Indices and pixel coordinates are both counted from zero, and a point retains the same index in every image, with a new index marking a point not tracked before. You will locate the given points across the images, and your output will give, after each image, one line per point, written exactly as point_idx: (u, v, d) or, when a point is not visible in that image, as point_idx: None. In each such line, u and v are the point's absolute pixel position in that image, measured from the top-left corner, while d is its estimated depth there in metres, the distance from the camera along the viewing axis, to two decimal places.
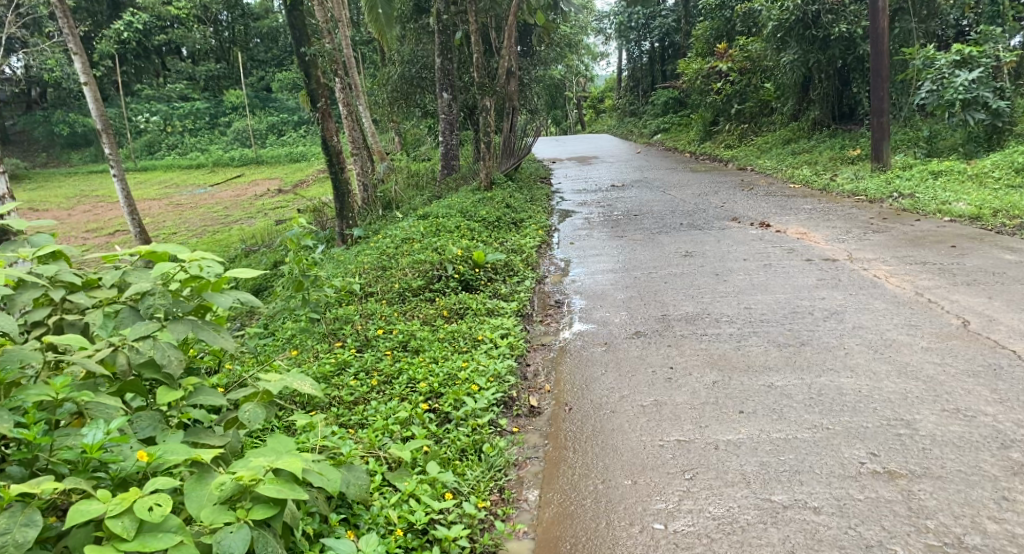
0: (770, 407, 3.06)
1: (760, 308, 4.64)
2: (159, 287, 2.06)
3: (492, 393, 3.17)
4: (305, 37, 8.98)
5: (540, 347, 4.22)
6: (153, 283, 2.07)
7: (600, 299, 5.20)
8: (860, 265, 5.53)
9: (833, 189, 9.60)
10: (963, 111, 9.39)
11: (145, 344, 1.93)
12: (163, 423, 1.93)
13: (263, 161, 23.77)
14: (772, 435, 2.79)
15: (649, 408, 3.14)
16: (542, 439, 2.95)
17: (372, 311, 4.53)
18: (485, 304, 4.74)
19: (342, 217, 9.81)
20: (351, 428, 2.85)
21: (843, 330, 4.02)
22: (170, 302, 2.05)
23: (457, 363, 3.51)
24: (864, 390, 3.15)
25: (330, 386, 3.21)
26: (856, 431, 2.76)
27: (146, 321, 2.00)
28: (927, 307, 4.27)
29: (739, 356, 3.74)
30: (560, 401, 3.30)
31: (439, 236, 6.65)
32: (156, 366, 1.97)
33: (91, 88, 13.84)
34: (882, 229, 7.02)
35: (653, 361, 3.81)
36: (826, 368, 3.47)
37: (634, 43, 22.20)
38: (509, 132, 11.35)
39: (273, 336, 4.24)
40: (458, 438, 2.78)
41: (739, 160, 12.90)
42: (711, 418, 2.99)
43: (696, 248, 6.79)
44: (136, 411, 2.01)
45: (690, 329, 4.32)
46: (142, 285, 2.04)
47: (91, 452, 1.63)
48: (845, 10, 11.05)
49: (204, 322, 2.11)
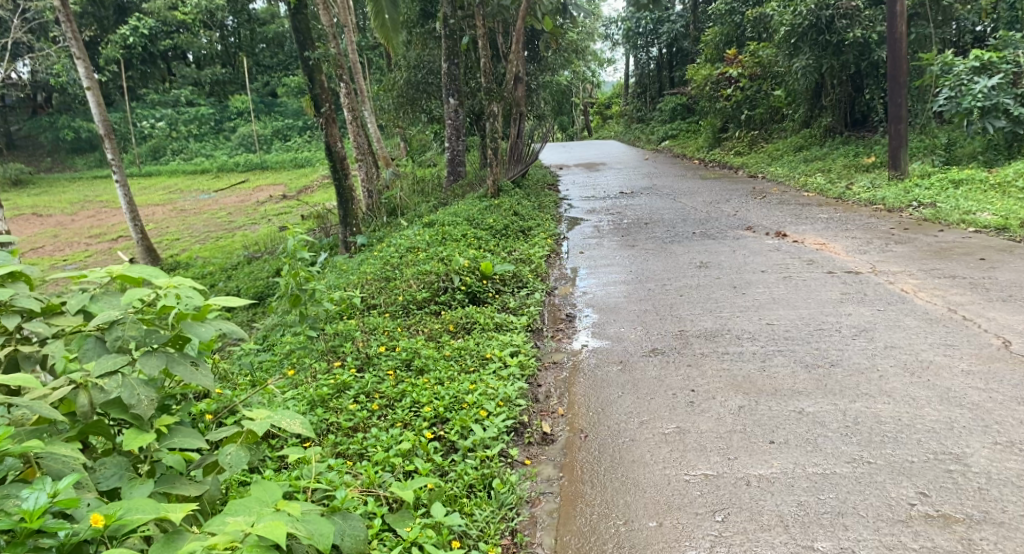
0: (803, 436, 2.84)
1: (783, 324, 4.41)
2: (131, 316, 1.89)
3: (501, 419, 2.95)
4: (309, 41, 8.80)
5: (552, 365, 3.98)
6: (124, 311, 1.90)
7: (613, 313, 4.98)
8: (885, 278, 5.30)
9: (849, 197, 9.36)
10: (981, 119, 9.12)
11: (113, 382, 1.79)
12: (130, 472, 1.77)
13: (267, 166, 23.65)
14: (809, 470, 2.57)
15: (671, 437, 2.92)
16: (557, 471, 2.73)
17: (374, 326, 4.31)
18: (493, 319, 4.52)
19: (346, 224, 9.63)
20: (350, 459, 2.64)
21: (875, 350, 3.79)
22: (142, 333, 1.87)
23: (463, 384, 3.29)
24: (905, 417, 2.92)
25: (328, 410, 2.99)
26: (902, 466, 2.54)
27: (113, 354, 1.84)
28: (962, 325, 4.04)
29: (764, 379, 3.52)
30: (575, 428, 3.09)
31: (444, 245, 6.44)
32: (123, 406, 1.81)
33: (95, 93, 13.71)
34: (904, 240, 6.78)
35: (673, 382, 3.58)
36: (861, 392, 3.24)
37: (641, 49, 22.00)
38: (516, 138, 11.16)
39: (270, 352, 4.02)
40: (466, 472, 2.57)
41: (750, 167, 12.67)
42: (739, 449, 2.78)
43: (711, 259, 6.56)
44: (98, 456, 1.84)
45: (710, 347, 4.10)
46: (111, 314, 1.87)
47: (30, 521, 1.37)
48: (859, 15, 10.81)
49: (180, 355, 1.94)
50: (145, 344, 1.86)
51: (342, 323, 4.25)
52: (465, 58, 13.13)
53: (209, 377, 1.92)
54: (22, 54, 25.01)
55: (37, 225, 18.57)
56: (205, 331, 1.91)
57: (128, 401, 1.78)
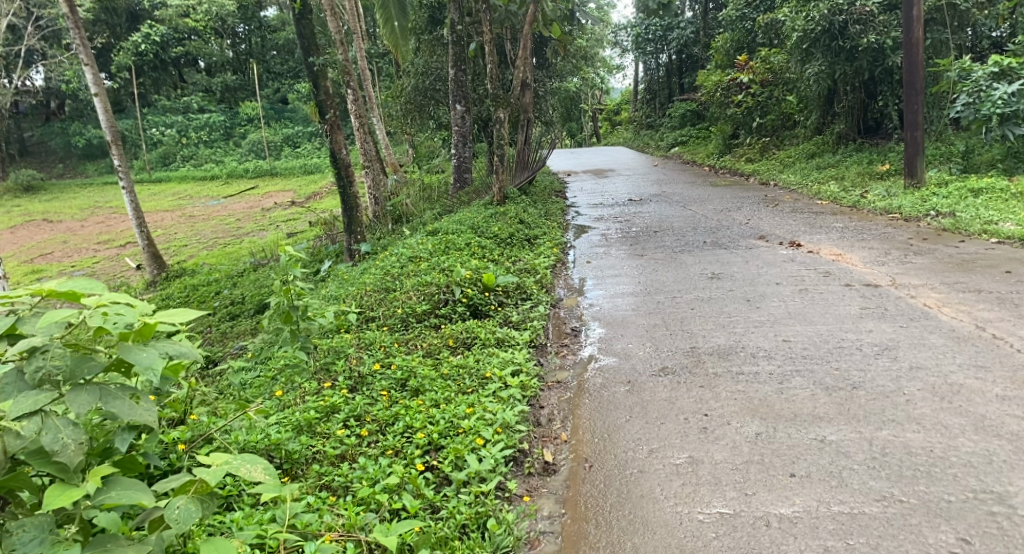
0: (826, 469, 2.63)
1: (799, 342, 4.19)
2: (55, 344, 1.76)
3: (499, 448, 2.75)
4: (315, 47, 8.64)
5: (555, 385, 3.76)
6: (49, 338, 1.77)
7: (621, 327, 4.77)
8: (906, 292, 5.08)
9: (864, 206, 9.12)
10: (1000, 126, 8.84)
11: (34, 424, 1.71)
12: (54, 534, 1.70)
13: (276, 172, 23.57)
14: (834, 509, 2.38)
15: (683, 468, 2.72)
16: (559, 506, 2.54)
17: (371, 342, 4.12)
18: (494, 333, 4.32)
19: (351, 231, 9.45)
20: (334, 493, 2.44)
21: (901, 370, 3.57)
22: (69, 364, 1.75)
23: (460, 407, 3.08)
24: (938, 449, 2.70)
25: (316, 436, 2.79)
26: (939, 506, 2.35)
27: (34, 389, 1.73)
28: (993, 343, 3.81)
29: (782, 402, 3.30)
30: (578, 457, 2.89)
31: (446, 255, 6.24)
32: (47, 453, 1.73)
33: (102, 100, 13.64)
34: (923, 251, 6.52)
35: (684, 405, 3.36)
36: (887, 417, 3.04)
37: (651, 56, 21.78)
38: (524, 145, 10.96)
39: (261, 370, 3.83)
40: (458, 509, 2.37)
41: (762, 174, 12.43)
42: (758, 484, 2.57)
43: (722, 270, 6.34)
44: (24, 511, 1.77)
45: (724, 366, 3.89)
46: (33, 341, 1.74)
47: None
48: (873, 20, 10.53)
49: (116, 388, 1.84)
50: (74, 376, 1.75)
51: (337, 338, 4.06)
52: (472, 64, 12.96)
53: (148, 413, 1.84)
54: (34, 60, 25.09)
55: (46, 232, 18.53)
56: (145, 357, 1.80)
57: (52, 447, 1.69)
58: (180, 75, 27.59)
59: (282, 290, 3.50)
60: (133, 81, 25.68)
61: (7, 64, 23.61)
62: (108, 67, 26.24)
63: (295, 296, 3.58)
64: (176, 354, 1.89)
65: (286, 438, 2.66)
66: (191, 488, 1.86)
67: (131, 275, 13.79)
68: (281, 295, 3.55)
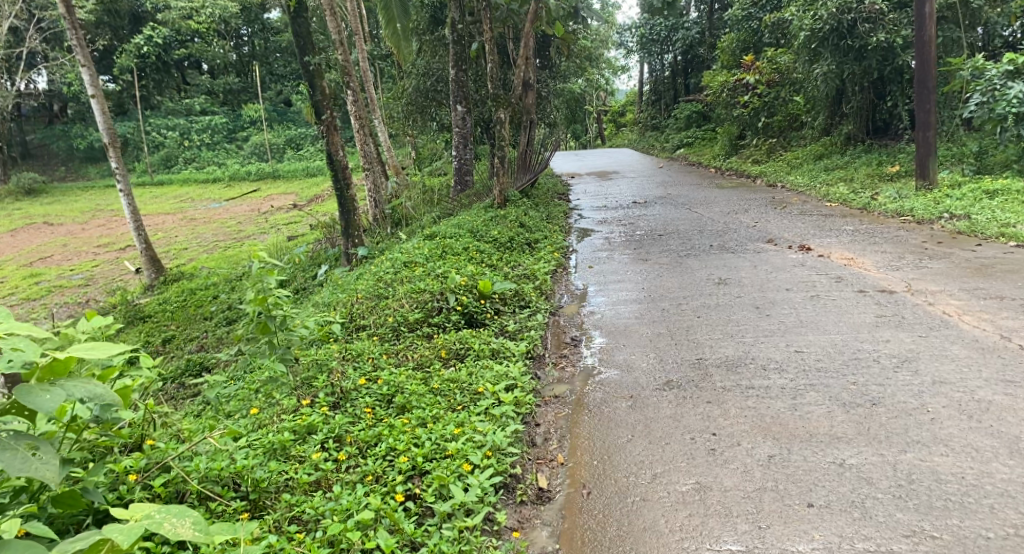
0: (848, 498, 2.40)
1: (813, 353, 3.95)
2: None
3: (487, 475, 2.53)
4: (310, 45, 8.41)
5: (553, 400, 3.53)
6: None
7: (623, 336, 4.55)
8: (923, 298, 4.84)
9: (874, 208, 8.87)
10: (1016, 126, 8.53)
11: None
12: None
13: (279, 175, 23.40)
14: (858, 546, 2.17)
15: (689, 496, 2.50)
16: (553, 541, 2.35)
17: (359, 354, 3.91)
18: (489, 344, 4.09)
19: (347, 234, 9.24)
20: (304, 528, 2.23)
21: (924, 384, 3.33)
22: None
23: (449, 426, 2.86)
24: (970, 475, 2.47)
25: (291, 461, 2.58)
26: (977, 545, 2.13)
27: None
28: (1020, 355, 3.57)
29: (796, 420, 3.06)
30: (575, 483, 2.67)
31: (442, 260, 6.02)
32: None
33: (99, 102, 13.47)
34: (939, 255, 6.26)
35: (691, 422, 3.13)
36: (912, 436, 2.80)
37: (656, 57, 21.51)
38: (525, 146, 10.71)
39: (240, 386, 3.63)
40: (440, 548, 2.15)
41: (768, 176, 12.18)
42: (773, 515, 2.35)
43: (729, 275, 6.10)
44: None
45: (733, 380, 3.65)
46: None
47: None
48: (883, 18, 10.26)
49: (21, 437, 1.74)
50: None
51: (322, 350, 3.85)
52: (473, 65, 12.78)
53: (50, 465, 1.69)
54: (37, 63, 25.00)
55: (45, 235, 18.37)
56: (47, 402, 1.72)
57: None
58: (182, 77, 27.47)
59: (255, 299, 3.28)
60: (136, 83, 25.56)
61: (9, 67, 23.52)
62: (111, 69, 26.13)
63: (272, 306, 3.36)
64: (86, 397, 1.82)
65: (255, 464, 2.46)
66: (104, 549, 1.64)
67: (130, 278, 13.62)
68: (256, 305, 3.33)
